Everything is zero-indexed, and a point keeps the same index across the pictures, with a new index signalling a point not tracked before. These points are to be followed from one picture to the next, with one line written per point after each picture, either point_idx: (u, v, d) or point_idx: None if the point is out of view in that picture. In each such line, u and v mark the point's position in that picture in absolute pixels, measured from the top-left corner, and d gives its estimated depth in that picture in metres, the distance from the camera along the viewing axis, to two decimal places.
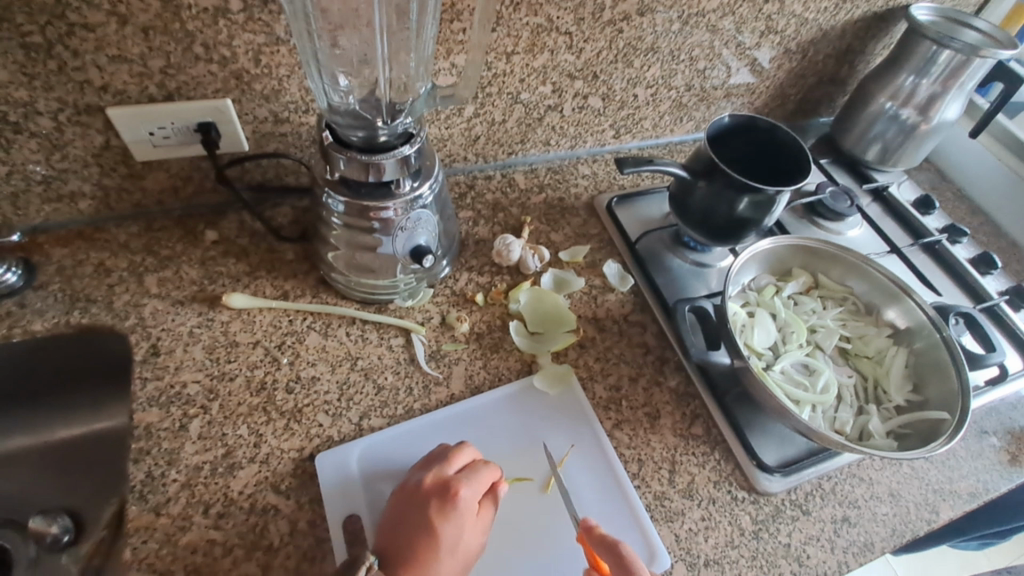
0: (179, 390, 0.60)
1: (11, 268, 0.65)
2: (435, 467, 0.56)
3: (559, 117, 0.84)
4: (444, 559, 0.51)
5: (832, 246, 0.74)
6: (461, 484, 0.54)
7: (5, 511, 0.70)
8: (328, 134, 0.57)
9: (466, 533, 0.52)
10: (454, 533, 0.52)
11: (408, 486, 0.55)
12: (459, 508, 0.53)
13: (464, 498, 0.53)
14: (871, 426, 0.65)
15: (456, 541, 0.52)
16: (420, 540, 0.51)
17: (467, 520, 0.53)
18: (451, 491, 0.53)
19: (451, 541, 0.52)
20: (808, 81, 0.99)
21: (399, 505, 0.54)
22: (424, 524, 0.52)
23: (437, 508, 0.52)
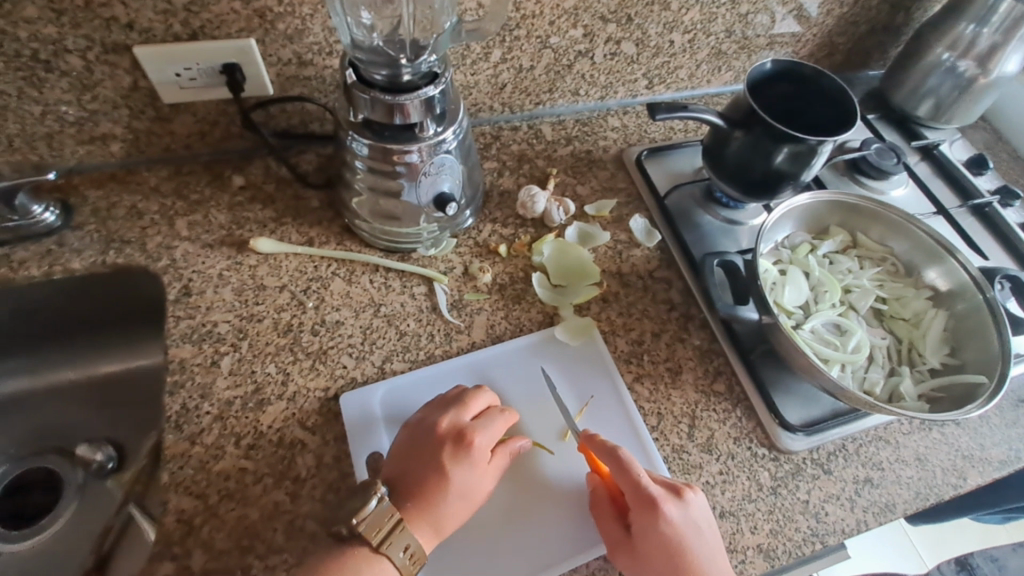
0: (210, 329, 0.62)
1: (49, 207, 0.67)
2: (450, 413, 0.56)
3: (590, 64, 0.81)
4: (452, 501, 0.52)
5: (873, 203, 0.70)
6: (477, 432, 0.55)
7: (54, 439, 0.74)
8: (352, 72, 0.56)
9: (476, 479, 0.53)
10: (465, 478, 0.53)
11: (421, 429, 0.55)
12: (473, 455, 0.53)
13: (479, 445, 0.54)
14: (902, 388, 0.63)
15: (466, 486, 0.53)
16: (431, 479, 0.52)
17: (478, 467, 0.54)
18: (466, 437, 0.54)
19: (461, 485, 0.52)
20: (859, 29, 0.92)
21: (410, 447, 0.55)
22: (437, 465, 0.53)
23: (451, 451, 0.53)
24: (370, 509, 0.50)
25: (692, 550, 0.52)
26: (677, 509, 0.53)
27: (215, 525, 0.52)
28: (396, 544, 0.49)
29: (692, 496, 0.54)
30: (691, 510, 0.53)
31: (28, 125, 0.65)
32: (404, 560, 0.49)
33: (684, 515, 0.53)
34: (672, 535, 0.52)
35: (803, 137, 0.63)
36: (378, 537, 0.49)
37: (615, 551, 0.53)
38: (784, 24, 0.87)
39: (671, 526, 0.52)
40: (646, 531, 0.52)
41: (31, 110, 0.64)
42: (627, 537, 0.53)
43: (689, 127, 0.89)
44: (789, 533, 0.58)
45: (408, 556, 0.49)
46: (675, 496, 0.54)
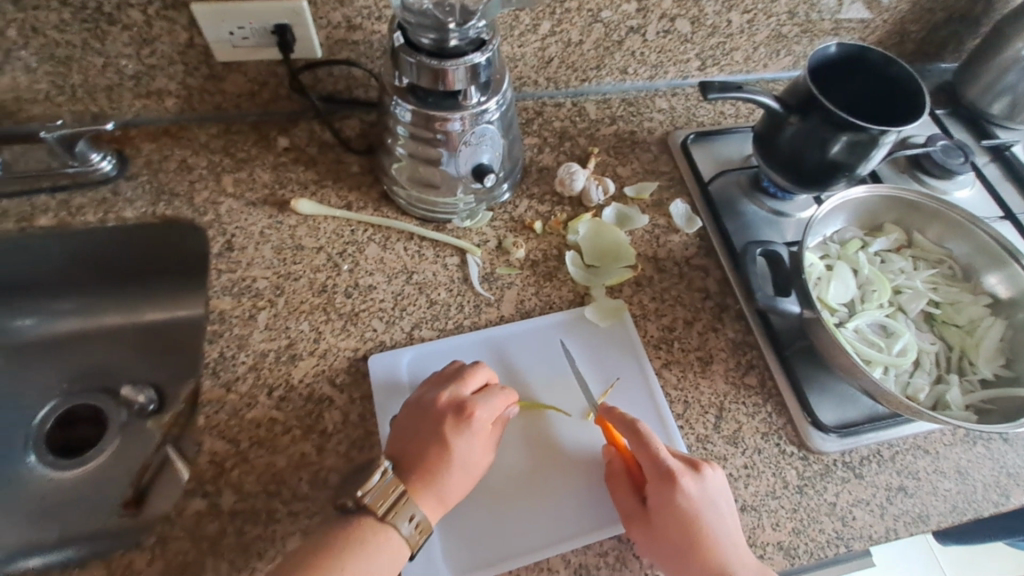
0: (249, 284, 0.64)
1: (106, 156, 0.70)
2: (450, 386, 0.56)
3: (641, 42, 0.78)
4: (453, 473, 0.52)
5: (934, 201, 0.67)
6: (478, 405, 0.54)
7: (101, 379, 0.78)
8: (400, 35, 0.56)
9: (477, 452, 0.53)
10: (465, 451, 0.53)
11: (421, 403, 0.55)
12: (473, 427, 0.53)
13: (480, 418, 0.54)
14: (949, 396, 0.60)
15: (466, 458, 0.53)
16: (433, 451, 0.52)
17: (479, 440, 0.53)
18: (467, 410, 0.54)
19: (461, 457, 0.52)
20: (935, 17, 0.86)
21: (411, 420, 0.54)
22: (439, 436, 0.53)
23: (452, 424, 0.53)
24: (374, 482, 0.50)
25: (710, 526, 0.51)
26: (695, 483, 0.52)
27: (245, 469, 0.54)
28: (401, 515, 0.49)
29: (711, 471, 0.54)
30: (708, 485, 0.53)
31: (90, 77, 0.68)
32: (410, 532, 0.49)
33: (701, 490, 0.52)
34: (689, 509, 0.51)
35: (864, 126, 0.60)
36: (383, 506, 0.49)
37: (631, 524, 0.53)
38: (853, 7, 0.82)
39: (688, 500, 0.52)
40: (663, 505, 0.52)
41: (94, 62, 0.67)
42: (643, 511, 0.53)
43: (740, 113, 0.85)
44: (813, 533, 0.56)
45: (413, 527, 0.49)
46: (692, 470, 0.53)
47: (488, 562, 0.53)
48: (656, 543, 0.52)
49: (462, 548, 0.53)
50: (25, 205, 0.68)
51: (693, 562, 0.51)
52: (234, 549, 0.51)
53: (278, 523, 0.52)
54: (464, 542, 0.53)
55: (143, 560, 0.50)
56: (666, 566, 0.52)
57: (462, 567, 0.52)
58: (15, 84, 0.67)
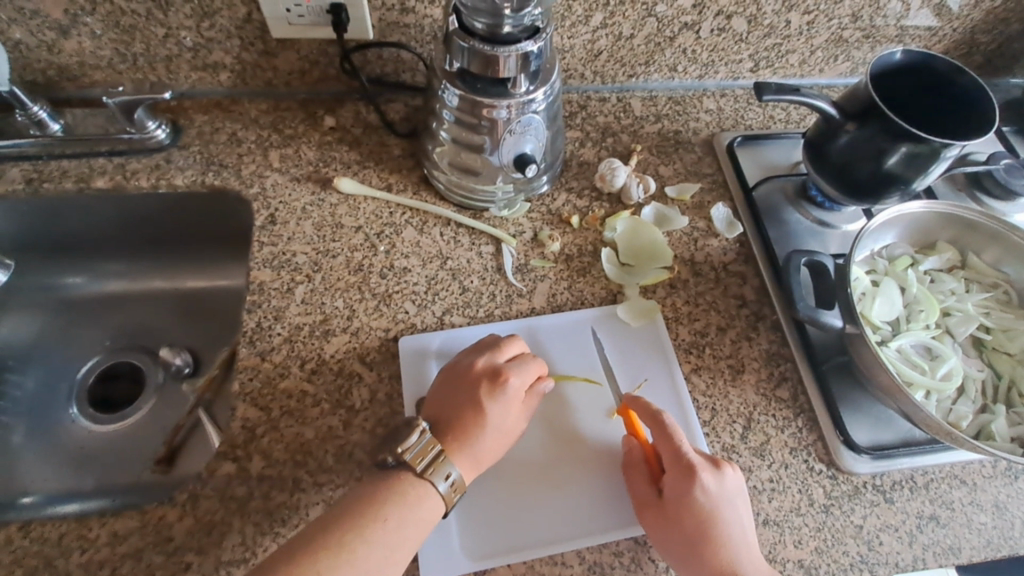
0: (289, 258, 0.66)
1: (161, 125, 0.73)
2: (486, 354, 0.57)
3: (694, 39, 0.76)
4: (489, 434, 0.53)
5: (996, 221, 0.64)
6: (512, 371, 0.55)
7: (144, 338, 0.81)
8: (454, 20, 0.56)
9: (511, 417, 0.54)
10: (499, 414, 0.54)
11: (457, 368, 0.57)
12: (509, 393, 0.54)
13: (514, 384, 0.55)
14: (994, 427, 0.57)
15: (501, 421, 0.54)
16: (467, 415, 0.53)
17: (513, 405, 0.55)
18: (502, 376, 0.55)
19: (496, 421, 0.53)
20: (1008, 28, 0.82)
21: (448, 384, 0.56)
22: (474, 401, 0.54)
23: (487, 389, 0.54)
24: (413, 440, 0.51)
25: (724, 523, 0.51)
26: (714, 479, 0.52)
27: (275, 437, 0.56)
28: (439, 472, 0.50)
29: (731, 470, 0.53)
30: (727, 482, 0.53)
31: (151, 46, 0.70)
32: (447, 490, 0.50)
33: (720, 486, 0.52)
34: (705, 503, 0.51)
35: (925, 137, 0.57)
36: (423, 463, 0.50)
37: (644, 511, 0.53)
38: (921, 14, 0.78)
39: (705, 494, 0.51)
40: (678, 496, 0.52)
41: (156, 32, 0.69)
42: (657, 499, 0.53)
43: (791, 118, 0.83)
44: (836, 554, 0.55)
45: (449, 485, 0.50)
46: (713, 466, 0.53)
47: (504, 550, 0.53)
48: (666, 532, 0.52)
49: (479, 533, 0.54)
50: (83, 167, 0.71)
51: (702, 555, 0.50)
52: (260, 512, 0.53)
53: (303, 492, 0.54)
54: (481, 527, 0.54)
55: (175, 514, 0.52)
56: (674, 556, 0.51)
57: (478, 553, 0.53)
58: (82, 50, 0.70)
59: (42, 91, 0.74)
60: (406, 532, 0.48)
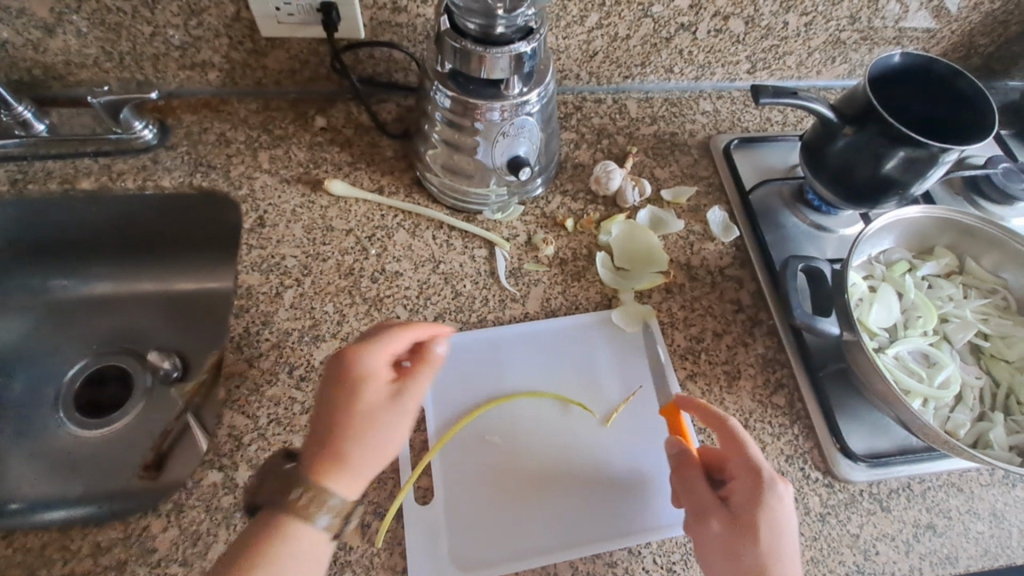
0: (278, 261, 0.64)
1: (148, 125, 0.71)
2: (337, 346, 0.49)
3: (691, 40, 0.75)
4: (353, 425, 0.44)
5: (994, 226, 0.63)
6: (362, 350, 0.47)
7: (132, 341, 0.80)
8: (446, 20, 0.55)
9: (376, 407, 0.45)
10: (359, 409, 0.45)
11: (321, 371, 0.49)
12: (367, 377, 0.46)
13: (365, 369, 0.46)
14: (992, 435, 0.57)
15: (369, 411, 0.45)
16: (328, 422, 0.45)
17: (379, 387, 0.46)
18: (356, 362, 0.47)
19: (360, 417, 0.45)
20: (1007, 30, 0.81)
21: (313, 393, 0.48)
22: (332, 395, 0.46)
23: (339, 383, 0.46)
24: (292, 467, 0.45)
25: (789, 538, 0.48)
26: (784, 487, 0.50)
27: (262, 446, 0.55)
28: (316, 504, 0.43)
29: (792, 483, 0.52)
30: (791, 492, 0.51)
31: (138, 44, 0.69)
32: (328, 523, 0.43)
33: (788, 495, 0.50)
34: (779, 510, 0.49)
35: (924, 141, 0.56)
36: (296, 492, 0.43)
37: (711, 517, 0.50)
38: (919, 15, 0.77)
39: (778, 504, 0.49)
40: (751, 502, 0.49)
41: (143, 31, 0.67)
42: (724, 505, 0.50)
43: (788, 121, 0.82)
44: (832, 564, 0.54)
45: (330, 518, 0.43)
46: (782, 478, 0.51)
47: (493, 560, 0.52)
48: (739, 542, 0.48)
49: (468, 543, 0.53)
50: (68, 168, 0.70)
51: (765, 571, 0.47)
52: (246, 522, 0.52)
53: None
54: (472, 536, 0.53)
55: (159, 525, 0.51)
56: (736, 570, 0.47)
57: (466, 563, 0.52)
58: (67, 48, 0.68)
59: (27, 90, 0.72)
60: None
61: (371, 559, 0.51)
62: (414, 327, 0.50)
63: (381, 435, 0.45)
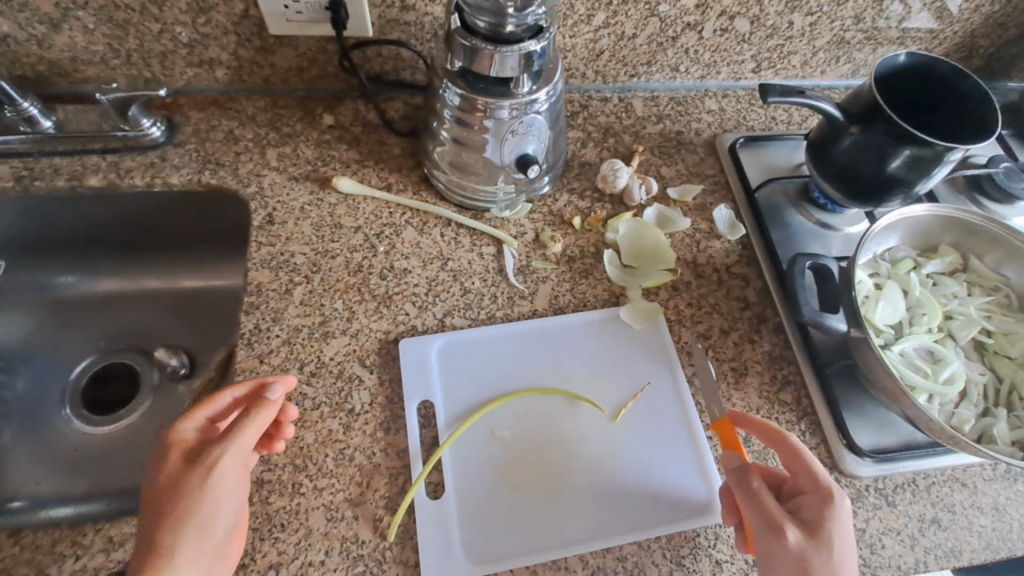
0: (287, 258, 0.65)
1: (155, 122, 0.71)
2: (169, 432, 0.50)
3: (697, 39, 0.76)
4: (165, 498, 0.44)
5: (998, 225, 0.64)
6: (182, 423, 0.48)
7: (138, 339, 0.80)
8: (456, 18, 0.55)
9: (185, 477, 0.45)
10: (170, 482, 0.44)
11: None
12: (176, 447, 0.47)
13: (176, 442, 0.47)
14: (995, 430, 0.58)
15: (175, 479, 0.45)
16: (147, 506, 0.44)
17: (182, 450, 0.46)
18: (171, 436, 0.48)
19: (171, 491, 0.44)
20: (1008, 31, 0.82)
21: None
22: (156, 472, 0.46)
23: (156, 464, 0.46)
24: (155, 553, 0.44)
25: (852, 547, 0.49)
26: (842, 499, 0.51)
27: None
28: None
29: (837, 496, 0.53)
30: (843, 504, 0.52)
31: (146, 42, 0.69)
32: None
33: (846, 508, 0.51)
34: (844, 522, 0.49)
35: (928, 140, 0.57)
36: None
37: (787, 529, 0.48)
38: (922, 16, 0.78)
39: (844, 514, 0.49)
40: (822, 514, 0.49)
41: (151, 28, 0.67)
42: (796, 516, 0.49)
43: (793, 120, 0.83)
44: None
45: None
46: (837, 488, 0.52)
47: (507, 554, 0.52)
48: (817, 555, 0.47)
49: (481, 537, 0.53)
50: (76, 165, 0.70)
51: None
52: (258, 517, 0.52)
53: (302, 497, 0.53)
54: (486, 531, 0.53)
55: None
56: None
57: (480, 558, 0.52)
58: (74, 44, 0.68)
59: (33, 87, 0.72)
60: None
61: (384, 553, 0.51)
62: (232, 386, 0.50)
63: (191, 503, 0.44)
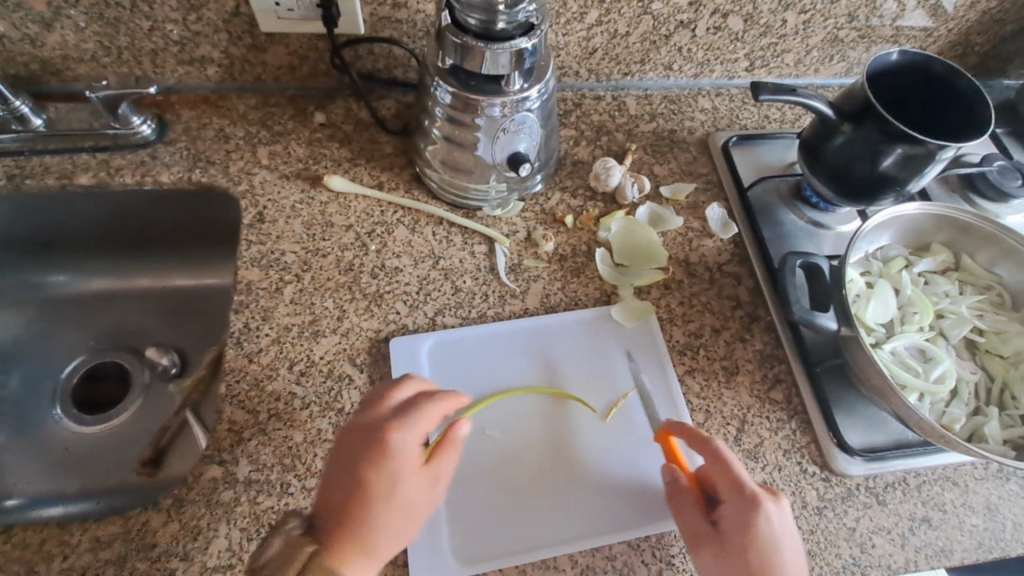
0: (278, 257, 0.64)
1: (146, 120, 0.71)
2: (365, 416, 0.51)
3: (690, 37, 0.75)
4: (379, 509, 0.47)
5: (990, 223, 0.64)
6: (394, 428, 0.49)
7: (130, 338, 0.80)
8: (447, 15, 0.55)
9: (405, 491, 0.48)
10: (387, 490, 0.48)
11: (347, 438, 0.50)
12: (393, 455, 0.48)
13: (399, 451, 0.49)
14: (986, 429, 0.58)
15: (393, 488, 0.48)
16: (355, 502, 0.47)
17: (405, 463, 0.49)
18: (383, 438, 0.49)
19: (388, 498, 0.48)
20: (1002, 29, 0.82)
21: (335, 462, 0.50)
22: (356, 470, 0.48)
23: (370, 464, 0.48)
24: (271, 553, 0.44)
25: (785, 555, 0.49)
26: (775, 508, 0.51)
27: (262, 441, 0.55)
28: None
29: (787, 500, 0.52)
30: (786, 513, 0.51)
31: (137, 39, 0.68)
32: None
33: (781, 516, 0.50)
34: (770, 534, 0.49)
35: (920, 138, 0.57)
36: None
37: (699, 543, 0.51)
38: (916, 14, 0.78)
39: (767, 524, 0.50)
40: (739, 527, 0.50)
41: (141, 25, 0.67)
42: (715, 532, 0.51)
43: (786, 118, 0.82)
44: (829, 557, 0.55)
45: None
46: (772, 496, 0.51)
47: (497, 554, 0.52)
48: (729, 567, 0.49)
49: (471, 537, 0.53)
50: (66, 163, 0.69)
51: None
52: (246, 517, 0.52)
53: (291, 496, 0.53)
54: (476, 531, 0.53)
55: (159, 520, 0.51)
56: None
57: (469, 557, 0.52)
58: (65, 42, 0.68)
59: (25, 85, 0.72)
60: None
61: None
62: (444, 404, 0.52)
63: (399, 517, 0.48)
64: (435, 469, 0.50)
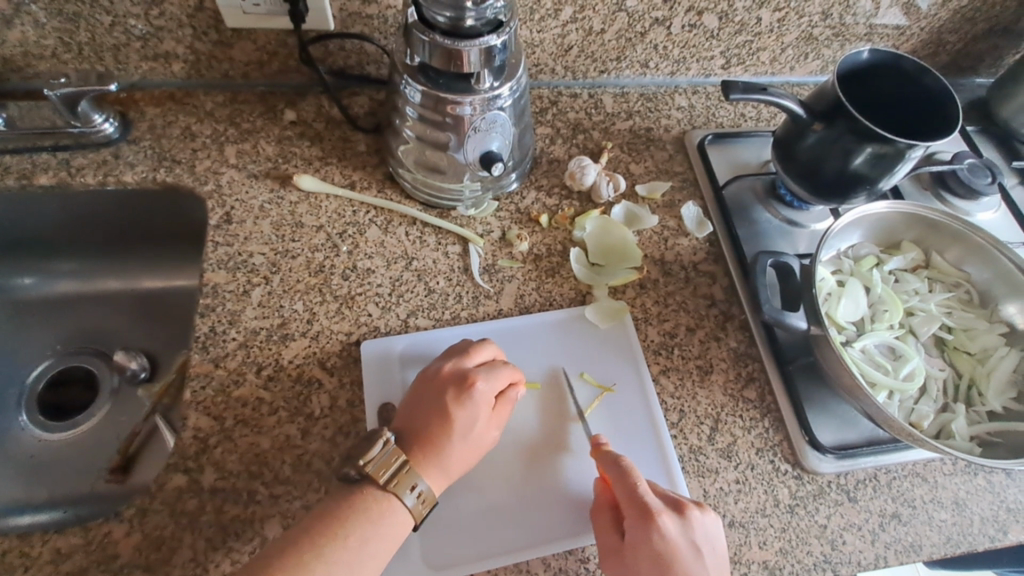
0: (246, 259, 0.63)
1: (109, 118, 0.69)
2: (454, 358, 0.56)
3: (665, 35, 0.75)
4: (456, 438, 0.52)
5: (959, 221, 0.64)
6: (480, 376, 0.54)
7: (98, 341, 0.78)
8: (415, 13, 0.54)
9: (479, 425, 0.53)
10: (467, 422, 0.52)
11: (429, 373, 0.55)
12: (476, 398, 0.53)
13: (481, 391, 0.54)
14: (954, 426, 0.58)
15: (469, 426, 0.53)
16: (434, 426, 0.52)
17: (482, 411, 0.53)
18: (469, 381, 0.54)
19: (464, 429, 0.52)
20: (975, 27, 0.82)
21: (419, 390, 0.55)
22: (440, 405, 0.53)
23: (453, 395, 0.53)
24: (376, 452, 0.50)
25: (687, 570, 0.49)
26: (677, 525, 0.50)
27: (229, 448, 0.54)
28: (404, 485, 0.49)
29: (697, 514, 0.51)
30: (694, 530, 0.50)
31: (97, 35, 0.66)
32: (414, 503, 0.49)
33: (682, 533, 0.49)
34: (666, 550, 0.49)
35: (891, 138, 0.57)
36: None
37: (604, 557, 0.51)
38: (890, 12, 0.78)
39: (664, 540, 0.49)
40: (637, 543, 0.49)
41: (102, 20, 0.65)
42: (618, 548, 0.50)
43: (761, 117, 0.82)
44: (800, 554, 0.55)
45: (417, 499, 0.49)
46: (676, 511, 0.50)
47: (465, 559, 0.52)
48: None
49: (440, 542, 0.52)
50: (26, 163, 0.67)
51: None
52: (212, 526, 0.51)
53: (258, 504, 0.52)
54: (443, 537, 0.53)
55: (121, 530, 0.50)
56: None
57: (438, 563, 0.52)
58: (25, 39, 0.65)
59: None
60: (367, 552, 0.47)
61: None
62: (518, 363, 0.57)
63: (470, 448, 0.53)
64: (503, 417, 0.55)
